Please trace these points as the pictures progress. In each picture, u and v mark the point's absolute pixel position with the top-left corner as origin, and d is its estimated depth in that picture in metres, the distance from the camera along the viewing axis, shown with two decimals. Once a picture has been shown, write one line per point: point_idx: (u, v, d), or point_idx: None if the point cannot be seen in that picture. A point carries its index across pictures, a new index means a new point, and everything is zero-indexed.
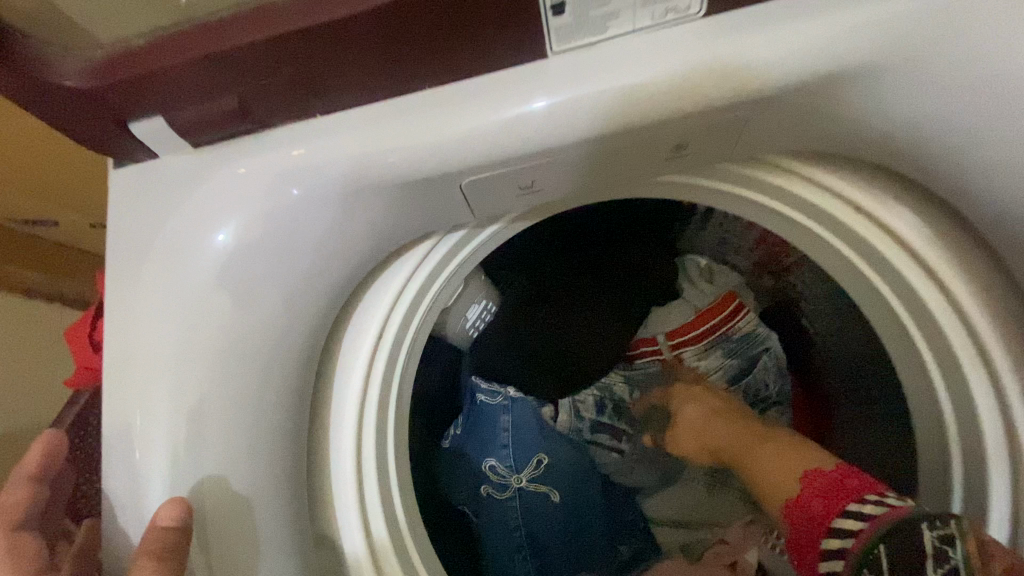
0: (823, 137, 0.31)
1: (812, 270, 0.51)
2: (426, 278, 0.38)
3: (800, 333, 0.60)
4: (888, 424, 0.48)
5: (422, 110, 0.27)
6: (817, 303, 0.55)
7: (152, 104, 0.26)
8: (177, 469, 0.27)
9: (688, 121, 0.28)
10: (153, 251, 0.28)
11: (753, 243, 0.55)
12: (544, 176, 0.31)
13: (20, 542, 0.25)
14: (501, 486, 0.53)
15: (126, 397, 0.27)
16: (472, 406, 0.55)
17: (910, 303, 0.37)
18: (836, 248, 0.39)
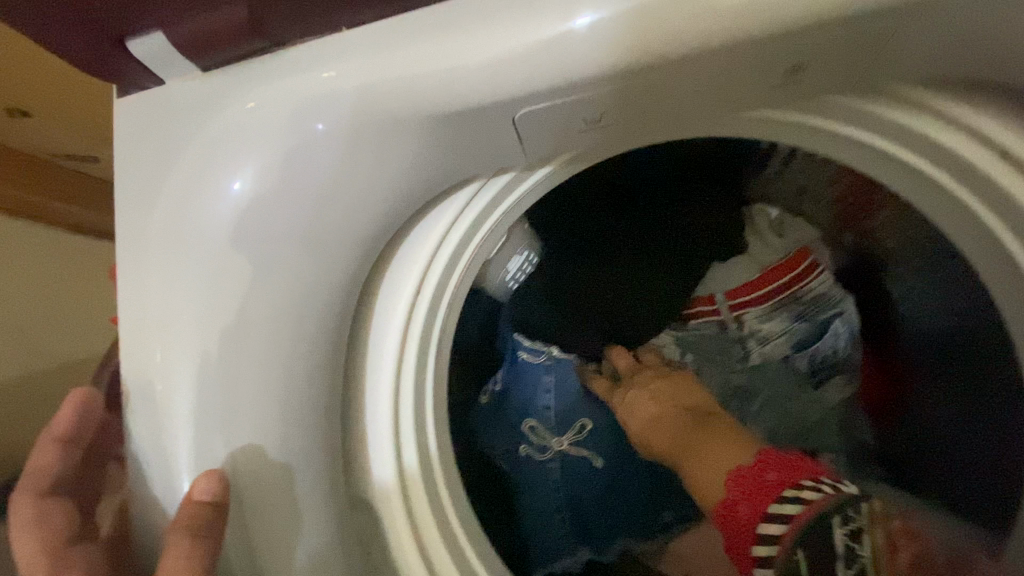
0: (986, 55, 0.24)
1: (908, 234, 0.43)
2: (468, 227, 0.34)
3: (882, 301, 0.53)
4: (995, 415, 0.41)
5: (472, 21, 0.22)
6: (908, 270, 0.47)
7: (151, 16, 0.21)
8: (206, 434, 0.25)
9: (813, 33, 0.22)
10: (165, 195, 0.24)
11: (836, 197, 0.47)
12: (615, 108, 0.25)
13: (49, 510, 0.24)
14: (542, 448, 0.51)
15: (148, 359, 0.24)
16: (513, 363, 0.53)
17: None
18: (959, 198, 0.33)
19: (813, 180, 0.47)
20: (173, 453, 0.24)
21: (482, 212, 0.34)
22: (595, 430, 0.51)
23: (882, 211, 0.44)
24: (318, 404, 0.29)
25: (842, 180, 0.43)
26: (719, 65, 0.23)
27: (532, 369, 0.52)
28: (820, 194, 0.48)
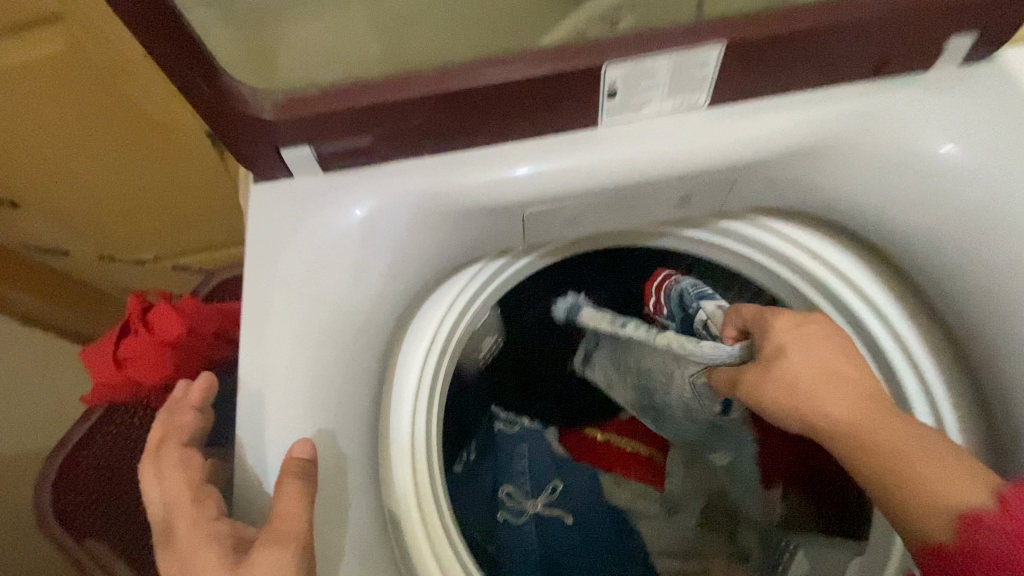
0: (796, 198, 0.41)
1: None
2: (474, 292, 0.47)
3: None
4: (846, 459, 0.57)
5: (505, 157, 0.37)
6: None
7: (305, 136, 0.34)
8: (298, 420, 0.33)
9: (695, 179, 0.38)
10: (287, 246, 0.35)
11: None
12: (583, 214, 0.40)
13: (188, 455, 0.31)
14: (517, 511, 0.57)
15: (259, 361, 0.33)
16: (488, 437, 0.60)
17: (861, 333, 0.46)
18: (807, 294, 0.48)
19: None
20: (271, 436, 0.32)
21: (485, 280, 0.47)
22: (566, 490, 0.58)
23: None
24: (362, 414, 0.38)
25: None
26: (645, 191, 0.39)
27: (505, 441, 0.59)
28: None
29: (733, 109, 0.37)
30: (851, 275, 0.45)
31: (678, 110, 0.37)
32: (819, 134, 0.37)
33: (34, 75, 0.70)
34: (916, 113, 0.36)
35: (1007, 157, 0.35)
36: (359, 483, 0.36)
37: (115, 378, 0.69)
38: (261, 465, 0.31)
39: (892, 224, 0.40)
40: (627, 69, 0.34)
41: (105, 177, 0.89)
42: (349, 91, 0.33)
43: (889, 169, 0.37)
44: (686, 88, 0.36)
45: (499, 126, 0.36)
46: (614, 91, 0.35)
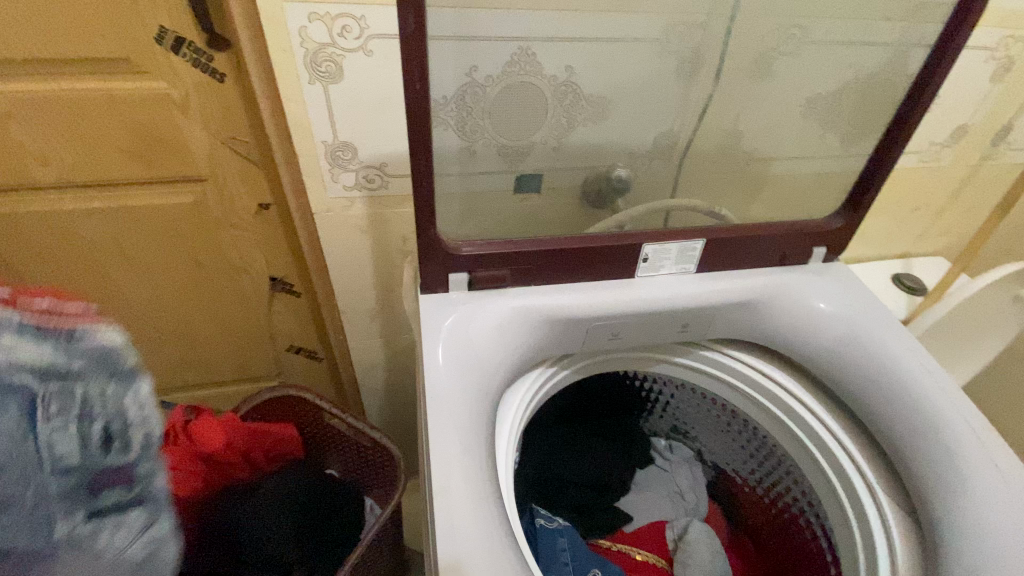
0: (747, 332, 0.65)
1: (726, 441, 0.84)
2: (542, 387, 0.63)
3: (727, 492, 0.89)
4: (796, 541, 0.77)
5: (582, 290, 0.59)
6: (733, 459, 0.85)
7: (470, 265, 0.54)
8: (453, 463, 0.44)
9: (690, 313, 0.62)
10: (446, 335, 0.52)
11: (692, 424, 0.87)
12: (623, 331, 0.61)
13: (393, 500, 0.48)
14: None
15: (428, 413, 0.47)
16: (533, 531, 0.66)
17: (807, 430, 0.65)
18: (764, 403, 0.68)
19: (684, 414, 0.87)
20: (449, 461, 0.44)
21: (544, 382, 0.64)
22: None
23: (717, 427, 0.84)
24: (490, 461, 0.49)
25: (691, 411, 0.86)
26: (662, 316, 0.61)
27: (547, 531, 0.66)
28: (687, 424, 0.88)
29: (710, 274, 0.63)
30: (789, 385, 0.66)
31: (679, 272, 0.62)
32: (755, 291, 0.63)
33: (150, 217, 0.86)
34: (803, 284, 0.64)
35: (851, 308, 0.62)
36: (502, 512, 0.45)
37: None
38: (447, 476, 0.43)
39: (805, 348, 0.63)
40: (654, 247, 0.59)
41: (157, 308, 0.98)
42: (498, 244, 0.55)
43: (797, 312, 0.63)
44: (684, 261, 0.62)
45: (579, 271, 0.59)
46: (646, 258, 0.60)
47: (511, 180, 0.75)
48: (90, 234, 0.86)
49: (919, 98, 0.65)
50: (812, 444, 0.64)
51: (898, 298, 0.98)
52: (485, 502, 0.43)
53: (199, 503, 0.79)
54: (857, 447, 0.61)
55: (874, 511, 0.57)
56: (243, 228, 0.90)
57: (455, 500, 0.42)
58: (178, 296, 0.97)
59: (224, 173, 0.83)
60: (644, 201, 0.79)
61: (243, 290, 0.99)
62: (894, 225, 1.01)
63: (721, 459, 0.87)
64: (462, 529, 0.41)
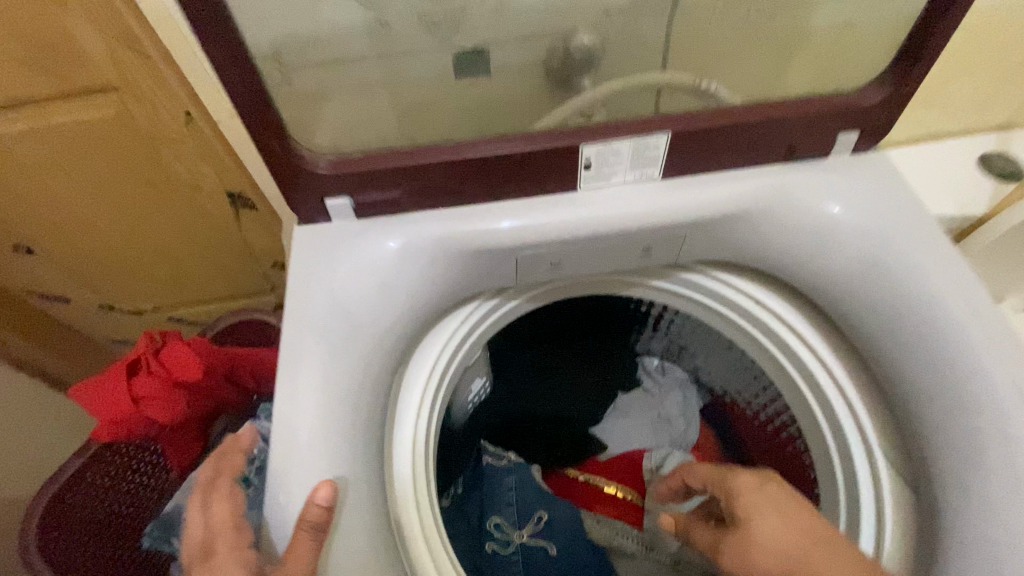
0: (738, 253, 0.51)
1: (726, 366, 0.74)
2: (476, 319, 0.53)
3: (725, 418, 0.80)
4: (794, 478, 0.68)
5: (503, 211, 0.46)
6: (733, 384, 0.75)
7: (347, 189, 0.43)
8: (313, 440, 0.38)
9: (654, 233, 0.48)
10: (320, 278, 0.43)
11: (687, 345, 0.77)
12: (566, 258, 0.49)
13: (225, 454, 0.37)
14: (505, 542, 0.58)
15: (287, 381, 0.39)
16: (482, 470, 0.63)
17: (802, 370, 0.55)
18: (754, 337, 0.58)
19: (678, 333, 0.76)
20: (314, 436, 0.38)
21: (481, 316, 0.53)
22: (551, 520, 0.60)
23: (713, 350, 0.73)
24: (377, 417, 0.43)
25: (687, 332, 0.74)
26: (613, 239, 0.48)
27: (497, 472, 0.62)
28: (682, 345, 0.77)
29: (684, 180, 0.48)
30: (783, 315, 0.55)
31: (639, 180, 0.47)
32: (749, 200, 0.47)
33: (82, 136, 0.78)
34: (817, 186, 0.48)
35: (876, 219, 0.47)
36: (374, 476, 0.41)
37: (127, 414, 0.72)
38: (298, 444, 0.38)
39: (811, 274, 0.49)
40: (599, 148, 0.45)
41: (130, 231, 0.96)
42: (381, 156, 0.42)
43: (804, 228, 0.48)
44: (644, 163, 0.46)
45: (500, 186, 0.46)
46: (588, 164, 0.45)
47: (445, 60, 0.59)
48: (30, 161, 0.80)
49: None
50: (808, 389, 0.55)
51: (983, 185, 0.74)
52: (348, 471, 0.38)
53: (187, 425, 0.79)
54: (856, 393, 0.51)
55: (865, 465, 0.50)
56: (177, 142, 0.81)
57: (306, 471, 0.37)
58: (141, 217, 0.93)
59: (137, 81, 0.72)
60: (624, 75, 0.60)
61: (207, 207, 0.93)
62: (991, 87, 0.75)
63: (720, 383, 0.77)
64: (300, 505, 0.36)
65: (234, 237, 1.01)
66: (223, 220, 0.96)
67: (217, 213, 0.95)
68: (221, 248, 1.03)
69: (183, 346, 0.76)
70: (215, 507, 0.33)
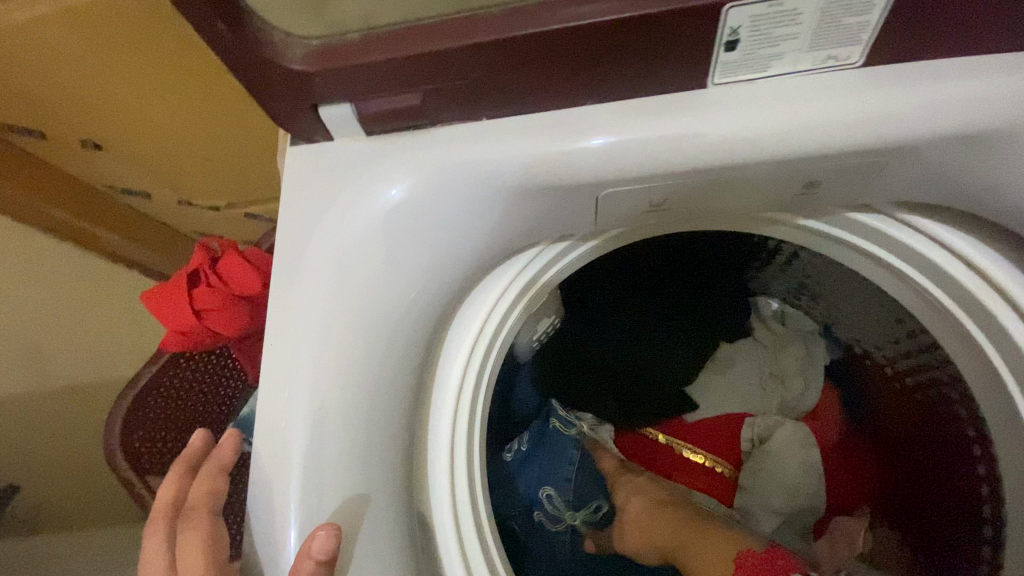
0: (962, 192, 0.32)
1: (877, 326, 0.55)
2: (542, 267, 0.40)
3: (862, 382, 0.63)
4: (954, 478, 0.52)
5: (582, 125, 0.30)
6: (883, 347, 0.57)
7: (350, 94, 0.29)
8: (318, 442, 0.29)
9: (826, 162, 0.30)
10: (321, 223, 0.31)
11: (823, 291, 0.58)
12: (674, 197, 0.33)
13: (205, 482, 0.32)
14: (555, 519, 0.57)
15: (280, 365, 0.30)
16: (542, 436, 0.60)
17: (1012, 360, 0.38)
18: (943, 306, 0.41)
19: (812, 278, 0.57)
20: (316, 439, 0.29)
21: (548, 263, 0.40)
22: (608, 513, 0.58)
23: (863, 303, 0.54)
24: (401, 402, 0.34)
25: (828, 278, 0.55)
26: (752, 172, 0.30)
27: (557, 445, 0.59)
28: (817, 291, 0.59)
29: (899, 70, 0.28)
30: (1005, 283, 0.36)
31: (815, 68, 0.28)
32: (1016, 111, 0.28)
33: (106, 17, 0.68)
34: None
35: None
36: (393, 477, 0.33)
37: (192, 325, 0.71)
38: (292, 448, 0.29)
39: None
40: (757, 11, 0.26)
41: (182, 126, 0.89)
42: (395, 37, 0.27)
43: None
44: (833, 39, 0.27)
45: (581, 85, 0.29)
46: (733, 42, 0.27)
47: None
48: (63, 51, 0.72)
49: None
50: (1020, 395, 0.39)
51: None
52: (355, 480, 0.30)
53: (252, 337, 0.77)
54: None
55: None
56: None
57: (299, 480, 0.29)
58: (189, 108, 0.85)
59: None
60: None
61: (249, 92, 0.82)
62: None
63: (863, 343, 0.59)
64: (292, 524, 0.29)
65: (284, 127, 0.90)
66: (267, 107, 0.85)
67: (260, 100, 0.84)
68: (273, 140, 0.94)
69: (238, 260, 0.71)
70: (191, 540, 0.30)
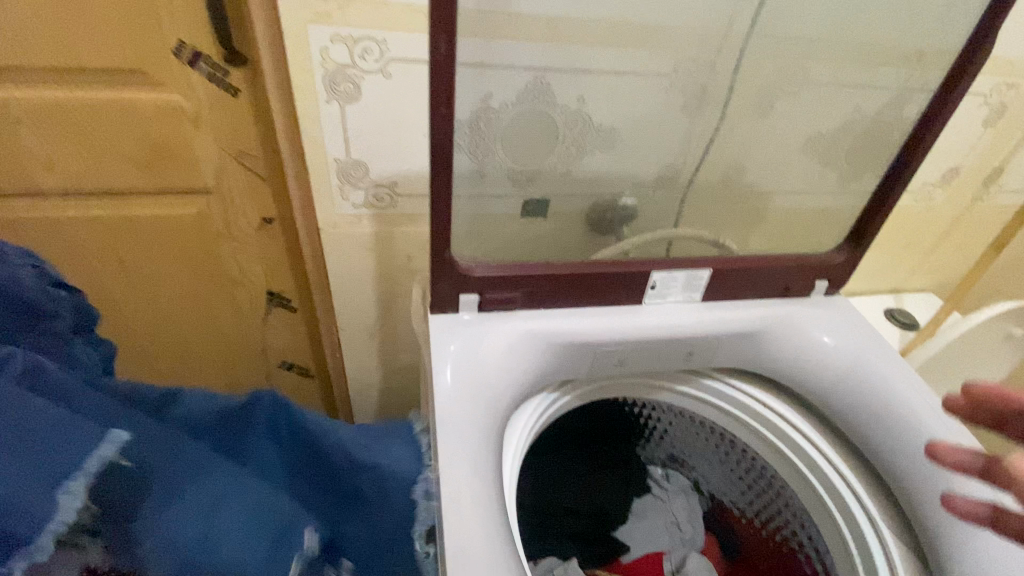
0: (751, 360, 0.66)
1: (721, 475, 0.83)
2: (548, 404, 0.63)
3: (728, 528, 0.86)
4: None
5: (591, 314, 0.59)
6: (727, 490, 0.83)
7: (484, 288, 0.55)
8: (462, 489, 0.44)
9: (695, 340, 0.62)
10: (452, 356, 0.52)
11: (687, 453, 0.86)
12: (627, 356, 0.61)
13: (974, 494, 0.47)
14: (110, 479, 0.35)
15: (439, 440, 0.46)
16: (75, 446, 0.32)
17: (805, 458, 0.66)
18: (758, 434, 0.70)
19: (678, 444, 0.86)
20: (458, 484, 0.44)
21: (550, 404, 0.64)
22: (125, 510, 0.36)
23: (711, 457, 0.83)
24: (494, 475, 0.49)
25: (687, 442, 0.84)
26: (665, 341, 0.61)
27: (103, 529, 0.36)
28: (683, 454, 0.87)
29: (715, 303, 0.64)
30: (783, 412, 0.68)
31: (685, 299, 0.63)
32: (758, 321, 0.64)
33: (152, 227, 0.86)
34: (805, 314, 0.65)
35: (850, 339, 0.63)
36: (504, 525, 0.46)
37: None
38: (455, 493, 0.43)
39: (811, 378, 0.63)
40: (664, 274, 0.60)
41: (151, 318, 0.97)
42: (513, 266, 0.56)
43: (800, 341, 0.64)
44: (691, 289, 0.62)
45: (590, 296, 0.59)
46: (655, 285, 0.61)
47: (519, 204, 0.75)
48: (87, 245, 0.86)
49: (923, 135, 0.67)
50: (815, 479, 0.65)
51: (891, 332, 0.98)
52: (488, 515, 0.43)
53: None
54: (855, 475, 0.62)
55: (873, 535, 0.59)
56: (241, 237, 0.89)
57: (457, 507, 0.43)
58: (176, 304, 0.96)
59: (231, 187, 0.84)
60: (648, 229, 0.80)
61: (250, 289, 0.97)
62: (887, 261, 1.03)
63: (718, 490, 0.85)
64: (454, 548, 0.40)
65: (264, 322, 1.02)
66: (257, 302, 0.99)
67: (255, 297, 0.98)
68: (246, 334, 1.04)
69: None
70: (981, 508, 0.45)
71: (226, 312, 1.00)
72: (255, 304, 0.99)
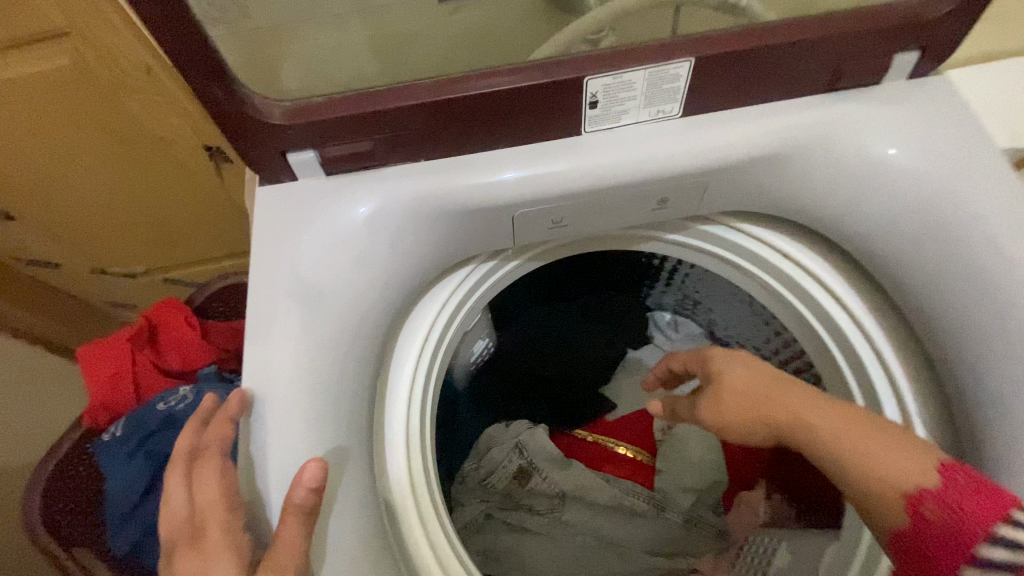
0: (767, 198, 0.44)
1: (740, 323, 0.68)
2: (476, 280, 0.50)
3: None
4: None
5: (499, 158, 0.40)
6: (746, 339, 0.69)
7: (313, 140, 0.37)
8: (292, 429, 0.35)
9: (667, 181, 0.41)
10: (292, 244, 0.38)
11: (699, 298, 0.71)
12: (568, 214, 0.43)
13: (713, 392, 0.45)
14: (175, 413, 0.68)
15: (266, 365, 0.36)
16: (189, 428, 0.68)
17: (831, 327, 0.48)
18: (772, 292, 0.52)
19: (693, 288, 0.70)
20: (286, 422, 0.35)
21: (478, 280, 0.50)
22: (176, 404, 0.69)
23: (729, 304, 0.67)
24: (362, 390, 0.40)
25: (699, 287, 0.69)
26: (620, 189, 0.41)
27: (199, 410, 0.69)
28: (697, 300, 0.72)
29: (705, 117, 0.41)
30: (812, 266, 0.48)
31: (653, 118, 0.41)
32: (779, 139, 0.41)
33: (35, 90, 0.72)
34: (869, 117, 0.40)
35: (935, 156, 0.40)
36: (360, 449, 0.39)
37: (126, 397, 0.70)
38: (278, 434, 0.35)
39: (854, 222, 0.43)
40: (606, 80, 0.38)
41: (104, 193, 0.90)
42: (350, 98, 0.37)
43: (850, 168, 0.41)
44: (660, 98, 0.39)
45: (490, 131, 0.39)
46: (595, 100, 0.39)
47: None
48: None
49: None
50: (840, 352, 0.48)
51: None
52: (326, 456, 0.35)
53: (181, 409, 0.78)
54: (896, 353, 0.45)
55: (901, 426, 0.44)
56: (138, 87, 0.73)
57: (284, 445, 0.35)
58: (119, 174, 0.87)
59: (83, 22, 0.64)
60: None
61: (183, 146, 0.84)
62: None
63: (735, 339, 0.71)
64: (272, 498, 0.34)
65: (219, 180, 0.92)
66: (198, 159, 0.87)
67: (192, 154, 0.86)
68: (208, 195, 0.95)
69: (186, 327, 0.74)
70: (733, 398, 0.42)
71: (173, 176, 0.90)
72: (199, 162, 0.88)
